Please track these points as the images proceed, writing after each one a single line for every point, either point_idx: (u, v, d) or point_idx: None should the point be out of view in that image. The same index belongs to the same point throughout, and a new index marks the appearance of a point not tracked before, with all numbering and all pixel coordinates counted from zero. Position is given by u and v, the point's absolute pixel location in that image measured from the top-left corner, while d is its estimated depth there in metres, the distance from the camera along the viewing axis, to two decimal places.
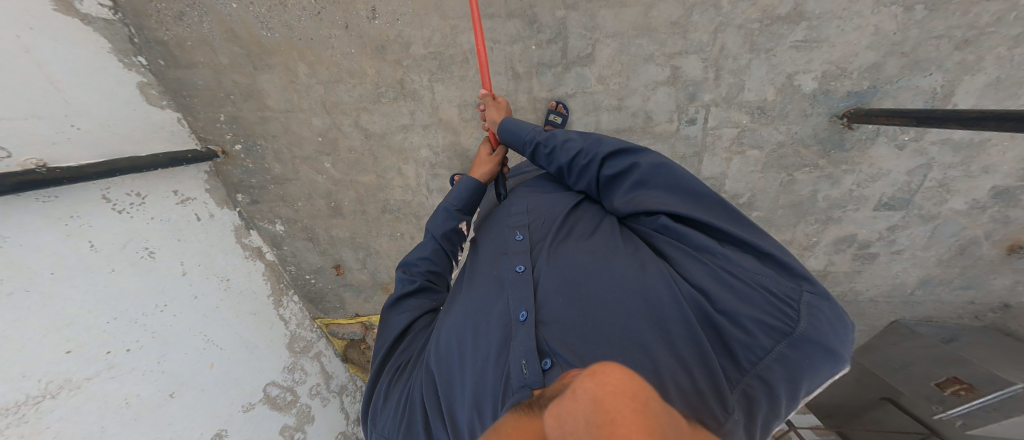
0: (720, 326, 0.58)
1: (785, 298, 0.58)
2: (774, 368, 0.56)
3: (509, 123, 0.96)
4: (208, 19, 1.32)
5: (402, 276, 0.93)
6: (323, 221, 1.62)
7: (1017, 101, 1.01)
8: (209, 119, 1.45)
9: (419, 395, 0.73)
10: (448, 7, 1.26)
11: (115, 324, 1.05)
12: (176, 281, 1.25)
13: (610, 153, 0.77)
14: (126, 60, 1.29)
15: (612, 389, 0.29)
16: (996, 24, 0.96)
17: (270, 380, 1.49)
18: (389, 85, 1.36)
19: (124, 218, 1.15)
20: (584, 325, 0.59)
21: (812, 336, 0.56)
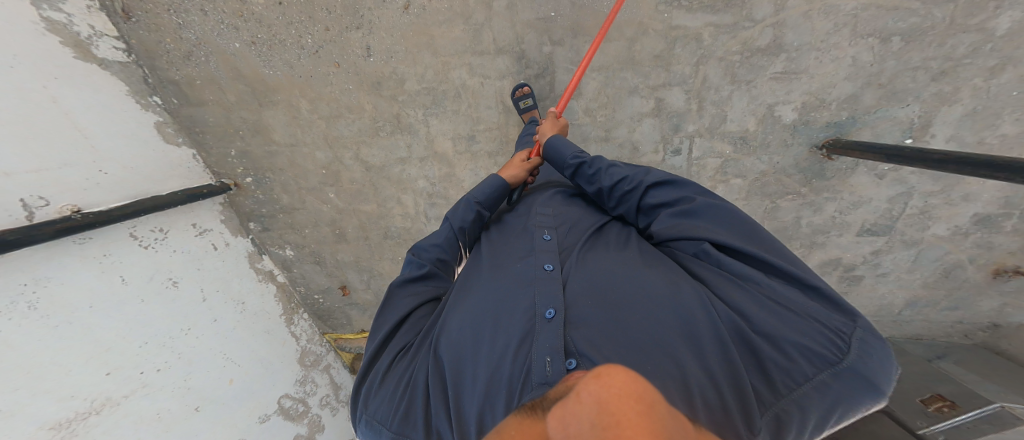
0: (758, 348, 0.55)
1: (833, 328, 0.54)
2: (811, 394, 0.52)
3: (556, 140, 0.99)
4: (213, 59, 1.41)
5: (410, 259, 0.87)
6: (329, 246, 1.71)
7: (994, 131, 1.05)
8: (221, 154, 1.54)
9: (424, 382, 0.66)
10: (439, 44, 1.33)
11: (147, 348, 1.15)
12: (197, 307, 1.34)
13: (655, 183, 0.80)
14: (143, 100, 1.37)
15: (617, 391, 0.30)
16: (971, 55, 1.02)
17: (283, 393, 1.58)
18: (386, 119, 1.43)
19: (150, 253, 1.25)
20: (616, 332, 0.56)
21: (861, 369, 0.51)
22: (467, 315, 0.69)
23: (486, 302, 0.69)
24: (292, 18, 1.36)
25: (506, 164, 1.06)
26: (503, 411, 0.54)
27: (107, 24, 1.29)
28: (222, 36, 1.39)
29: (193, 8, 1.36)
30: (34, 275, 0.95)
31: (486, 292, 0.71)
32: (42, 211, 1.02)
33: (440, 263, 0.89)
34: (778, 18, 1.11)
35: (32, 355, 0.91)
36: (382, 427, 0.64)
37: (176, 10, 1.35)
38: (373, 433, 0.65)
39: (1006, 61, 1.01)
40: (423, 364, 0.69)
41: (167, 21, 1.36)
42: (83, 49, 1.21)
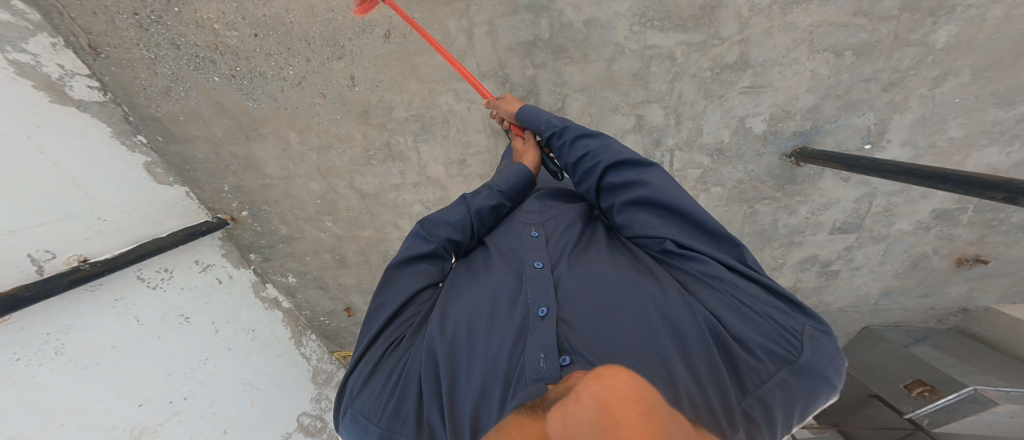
0: (728, 348, 0.59)
1: (791, 330, 0.60)
2: (776, 393, 0.56)
3: (530, 110, 1.09)
4: (195, 94, 1.38)
5: (421, 235, 0.83)
6: (331, 271, 1.77)
7: (941, 134, 1.26)
8: (214, 190, 1.55)
9: (418, 372, 0.65)
10: (424, 72, 1.35)
11: (172, 378, 1.21)
12: (211, 338, 1.39)
13: (618, 162, 0.83)
14: (128, 141, 1.36)
15: (617, 392, 0.30)
16: (915, 67, 1.21)
17: (302, 411, 1.66)
18: (377, 148, 1.46)
19: (159, 292, 1.28)
20: (606, 331, 0.60)
21: (817, 367, 0.57)
22: (461, 311, 0.70)
23: (480, 299, 0.71)
24: (270, 50, 1.33)
25: (515, 152, 1.10)
26: (498, 410, 0.55)
27: (77, 61, 1.26)
28: (198, 69, 1.35)
29: (164, 41, 1.31)
30: (55, 323, 1.00)
31: (480, 290, 0.73)
32: (51, 264, 1.05)
33: (449, 243, 0.85)
34: (743, 36, 1.26)
35: (71, 397, 0.97)
36: (369, 420, 0.63)
37: (147, 44, 1.31)
38: (359, 428, 0.64)
39: (947, 71, 1.20)
40: (415, 357, 0.68)
41: (140, 56, 1.31)
42: (59, 92, 1.18)
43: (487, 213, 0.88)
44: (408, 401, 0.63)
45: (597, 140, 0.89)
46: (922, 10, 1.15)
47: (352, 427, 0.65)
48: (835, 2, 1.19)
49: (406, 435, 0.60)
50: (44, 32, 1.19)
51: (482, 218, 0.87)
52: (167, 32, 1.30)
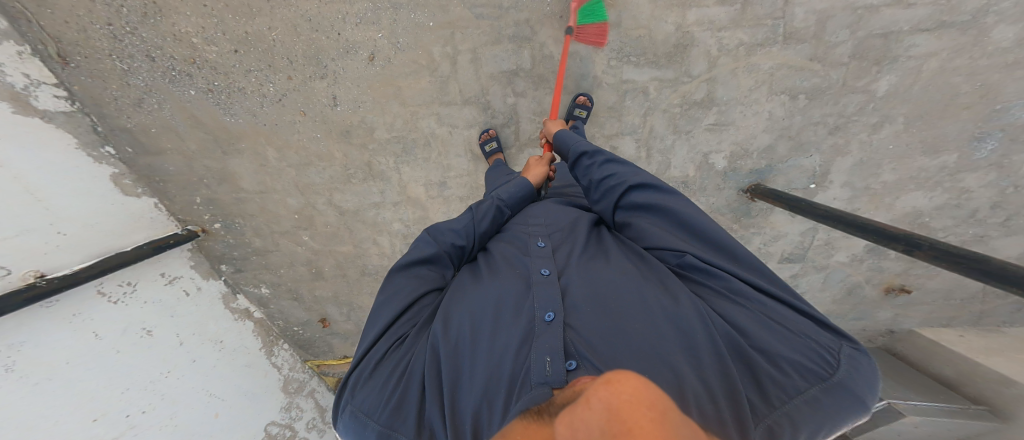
0: (753, 361, 0.56)
1: (822, 347, 0.56)
2: (806, 411, 0.52)
3: (563, 133, 1.07)
4: (168, 107, 1.36)
5: (426, 239, 0.83)
6: (306, 284, 1.80)
7: (875, 177, 1.41)
8: (186, 202, 1.51)
9: (419, 371, 0.65)
10: (407, 95, 1.37)
11: (128, 394, 1.17)
12: (175, 351, 1.35)
13: (640, 184, 0.82)
14: (95, 152, 1.30)
15: (628, 398, 0.31)
16: (857, 114, 1.35)
17: (270, 420, 1.62)
18: (357, 167, 1.47)
19: (120, 307, 1.25)
20: (619, 341, 0.59)
21: (851, 386, 0.53)
22: (467, 312, 0.70)
23: (484, 304, 0.71)
24: (250, 66, 1.33)
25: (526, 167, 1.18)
26: (502, 413, 0.55)
27: (43, 70, 1.21)
28: (174, 82, 1.34)
29: (139, 53, 1.30)
30: (9, 341, 0.97)
31: (484, 295, 0.72)
32: (5, 280, 1.00)
33: (454, 249, 0.85)
34: (711, 75, 1.37)
35: (20, 416, 0.93)
36: (369, 416, 0.61)
37: (119, 55, 1.29)
38: (357, 424, 0.62)
39: (884, 119, 1.34)
40: (417, 357, 0.67)
41: (110, 66, 1.29)
42: (21, 100, 1.13)
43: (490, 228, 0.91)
44: (409, 401, 0.62)
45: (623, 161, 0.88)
46: (868, 60, 1.30)
47: (350, 423, 0.63)
48: (794, 48, 1.31)
49: (406, 434, 0.58)
50: (11, 40, 1.16)
51: (483, 225, 0.89)
52: (141, 43, 1.29)
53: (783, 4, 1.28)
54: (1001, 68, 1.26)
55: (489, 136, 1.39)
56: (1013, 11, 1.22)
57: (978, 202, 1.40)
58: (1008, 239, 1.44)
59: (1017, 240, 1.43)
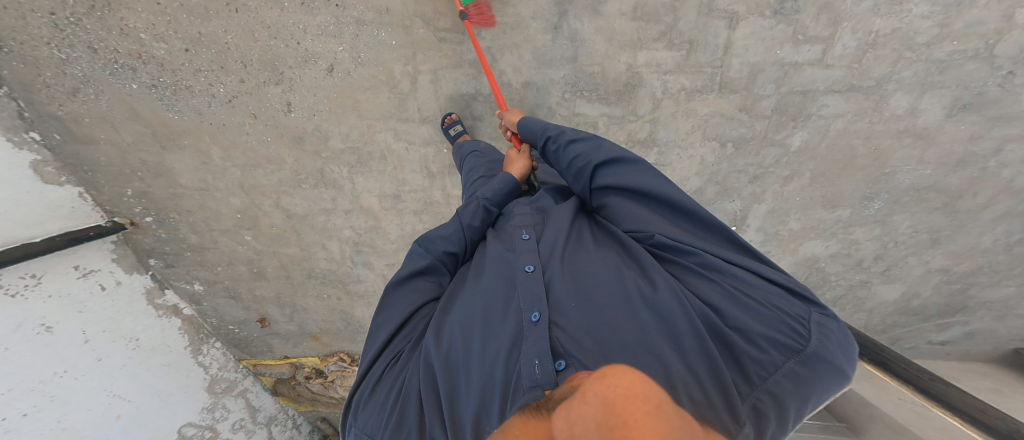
0: (731, 340, 0.57)
1: (798, 317, 0.58)
2: (783, 384, 0.54)
3: (528, 121, 1.11)
4: (105, 98, 1.32)
5: (417, 251, 0.88)
6: (246, 283, 1.76)
7: (784, 225, 1.66)
8: (115, 193, 1.44)
9: (416, 386, 0.65)
10: (364, 108, 1.42)
11: (11, 394, 1.11)
12: (76, 349, 1.30)
13: (607, 164, 0.84)
14: (17, 137, 1.24)
15: (623, 392, 0.33)
16: (774, 165, 1.54)
17: (188, 421, 1.61)
18: (309, 173, 1.49)
19: (19, 301, 1.17)
20: (600, 333, 0.60)
21: (825, 355, 0.55)
22: (460, 321, 0.72)
23: (473, 309, 0.72)
24: (200, 65, 1.33)
25: (507, 160, 1.16)
26: (497, 418, 0.54)
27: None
28: (115, 75, 1.31)
29: (80, 43, 1.25)
30: None
31: (476, 299, 0.74)
32: None
33: (446, 256, 0.89)
34: (654, 116, 1.51)
35: None
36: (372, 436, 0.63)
37: (58, 43, 1.24)
38: None
39: (795, 173, 1.55)
40: (414, 373, 0.68)
41: (47, 54, 1.24)
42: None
43: (481, 227, 0.93)
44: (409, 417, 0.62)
45: (588, 141, 0.91)
46: (786, 116, 1.47)
47: None
48: (727, 98, 1.47)
49: None
50: None
51: (476, 230, 0.93)
52: (85, 35, 1.25)
53: (722, 55, 1.42)
54: (894, 134, 1.45)
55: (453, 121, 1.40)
56: (910, 81, 1.38)
57: (865, 252, 1.68)
58: (885, 285, 1.73)
59: (893, 287, 1.72)
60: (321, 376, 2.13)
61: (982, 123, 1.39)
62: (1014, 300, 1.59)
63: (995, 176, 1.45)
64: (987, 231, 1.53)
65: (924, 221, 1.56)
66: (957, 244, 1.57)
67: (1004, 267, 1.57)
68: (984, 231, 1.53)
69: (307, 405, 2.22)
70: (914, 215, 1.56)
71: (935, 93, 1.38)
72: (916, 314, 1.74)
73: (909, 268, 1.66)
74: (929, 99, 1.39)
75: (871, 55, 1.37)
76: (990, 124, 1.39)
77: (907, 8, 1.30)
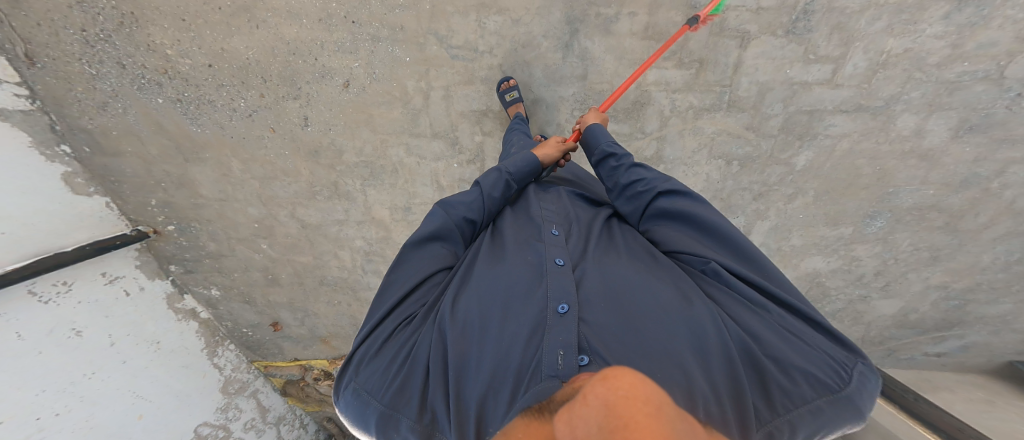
0: (764, 368, 0.57)
1: (840, 363, 0.58)
2: (805, 417, 0.55)
3: (597, 127, 1.09)
4: (132, 112, 1.38)
5: (438, 212, 0.85)
6: (260, 288, 1.81)
7: (785, 241, 1.65)
8: (140, 203, 1.52)
9: (425, 357, 0.66)
10: (378, 123, 1.46)
11: (44, 394, 1.18)
12: (103, 352, 1.37)
13: (667, 191, 0.84)
14: (49, 151, 1.31)
15: (623, 393, 0.33)
16: (778, 184, 1.55)
17: (202, 421, 1.67)
18: (323, 186, 1.54)
19: (50, 307, 1.25)
20: (630, 339, 0.60)
21: (856, 399, 0.56)
22: (477, 298, 0.71)
23: (495, 289, 0.72)
24: (222, 81, 1.38)
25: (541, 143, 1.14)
26: (508, 403, 0.57)
27: (7, 68, 1.23)
28: (142, 90, 1.36)
29: (109, 60, 1.32)
30: None
31: (499, 280, 0.73)
32: None
33: (463, 223, 0.87)
34: (661, 133, 1.52)
35: None
36: (373, 397, 0.64)
37: (89, 60, 1.30)
38: (360, 403, 0.65)
39: (799, 191, 1.56)
40: (425, 339, 0.68)
41: (78, 69, 1.30)
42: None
43: (498, 199, 0.93)
44: (414, 384, 0.64)
45: (658, 171, 0.90)
46: (793, 135, 1.48)
47: (353, 401, 0.66)
48: (735, 116, 1.48)
49: (410, 418, 0.61)
50: None
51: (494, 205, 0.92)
52: (114, 51, 1.31)
53: (732, 73, 1.43)
54: (898, 155, 1.45)
55: (513, 86, 1.39)
56: (918, 102, 1.38)
57: (865, 268, 1.67)
58: (884, 300, 1.71)
59: (891, 302, 1.71)
60: (330, 379, 2.18)
61: (986, 145, 1.40)
62: (1010, 316, 1.59)
63: (997, 197, 1.45)
64: (987, 251, 1.53)
65: (926, 240, 1.56)
66: (957, 262, 1.58)
67: (1002, 285, 1.57)
68: (983, 250, 1.54)
69: (315, 405, 2.28)
70: (915, 235, 1.56)
71: (942, 114, 1.38)
72: (914, 327, 1.72)
73: (909, 284, 1.65)
74: (935, 120, 1.39)
75: (881, 75, 1.37)
76: (994, 146, 1.39)
77: (921, 28, 1.30)
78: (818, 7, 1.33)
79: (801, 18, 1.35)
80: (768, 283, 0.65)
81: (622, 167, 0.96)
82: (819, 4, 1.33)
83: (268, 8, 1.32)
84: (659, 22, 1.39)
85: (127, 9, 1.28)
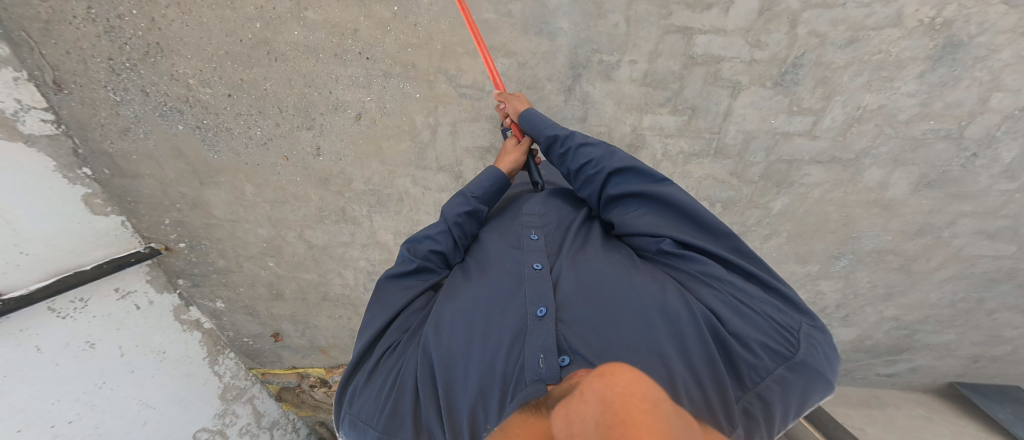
0: (730, 346, 0.66)
1: (787, 327, 0.69)
2: (773, 388, 0.64)
3: (535, 115, 1.18)
4: (153, 137, 1.45)
5: (405, 252, 0.93)
6: (264, 302, 1.89)
7: None
8: (154, 222, 1.59)
9: (412, 378, 0.74)
10: (387, 155, 1.55)
11: (59, 404, 1.24)
12: (114, 362, 1.43)
13: (617, 169, 0.93)
14: (71, 174, 1.38)
15: (619, 390, 0.34)
16: (756, 224, 1.69)
17: (201, 427, 1.73)
18: (331, 210, 1.63)
19: (68, 321, 1.31)
20: (609, 334, 0.67)
21: (810, 362, 0.66)
22: (459, 314, 0.79)
23: (477, 303, 0.79)
24: (240, 110, 1.45)
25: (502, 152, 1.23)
26: (498, 413, 0.61)
27: (36, 94, 1.30)
28: (164, 117, 1.43)
29: (134, 87, 1.38)
30: None
31: (477, 293, 0.81)
32: None
33: (432, 255, 0.94)
34: None
35: None
36: (371, 421, 0.71)
37: (114, 87, 1.37)
38: (359, 430, 0.72)
39: (773, 232, 1.69)
40: (412, 362, 0.77)
41: (104, 96, 1.37)
42: (9, 127, 1.21)
43: (463, 221, 0.98)
44: (404, 404, 0.70)
45: (602, 147, 0.99)
46: (771, 181, 1.61)
47: (352, 429, 0.74)
48: (721, 162, 1.61)
49: (406, 437, 0.67)
50: (9, 67, 1.23)
51: (461, 227, 0.98)
52: (139, 79, 1.38)
53: (722, 121, 1.55)
54: (863, 204, 1.59)
55: None
56: (886, 156, 1.50)
57: (828, 301, 1.81)
58: (843, 328, 1.88)
59: (850, 330, 1.88)
60: (325, 386, 2.25)
61: (942, 199, 1.54)
62: (952, 344, 1.81)
63: (947, 244, 1.61)
64: (936, 289, 1.70)
65: (882, 278, 1.71)
66: (909, 299, 1.74)
67: (947, 318, 1.76)
68: (932, 289, 1.70)
69: (309, 410, 2.34)
70: (873, 273, 1.71)
71: (905, 169, 1.51)
72: (869, 352, 1.92)
73: (865, 315, 1.83)
74: (899, 174, 1.52)
75: (856, 129, 1.49)
76: (948, 200, 1.54)
77: (896, 86, 1.42)
78: (806, 62, 1.44)
79: (790, 71, 1.46)
80: (723, 257, 0.77)
81: (570, 150, 1.05)
82: (807, 59, 1.44)
83: (287, 42, 1.39)
84: (659, 70, 1.50)
85: (153, 39, 1.35)
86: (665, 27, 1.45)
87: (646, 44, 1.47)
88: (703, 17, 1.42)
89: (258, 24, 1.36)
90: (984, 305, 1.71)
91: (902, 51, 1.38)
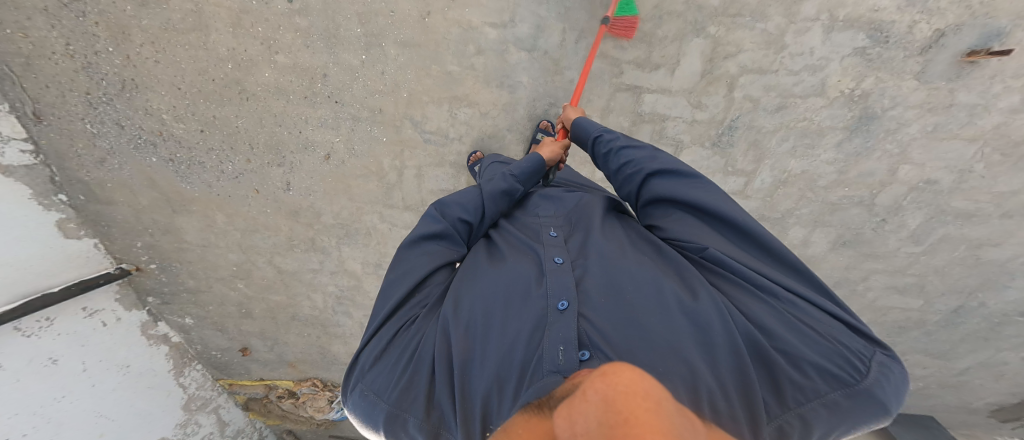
0: (773, 361, 0.58)
1: (855, 353, 0.58)
2: (821, 414, 0.56)
3: (584, 121, 1.16)
4: (128, 167, 1.54)
5: (434, 216, 0.90)
6: (233, 320, 1.97)
7: None
8: (126, 245, 1.67)
9: (430, 351, 0.70)
10: (355, 193, 1.67)
11: (16, 418, 1.31)
12: (75, 378, 1.49)
13: (663, 174, 0.87)
14: (47, 201, 1.44)
15: (622, 390, 0.39)
16: None
17: (159, 437, 1.79)
18: (301, 240, 1.75)
19: (32, 340, 1.37)
20: (630, 333, 0.61)
21: (874, 393, 0.55)
22: (477, 299, 0.75)
23: (495, 290, 0.75)
24: (212, 145, 1.54)
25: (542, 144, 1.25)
26: (512, 399, 0.59)
27: (16, 126, 1.35)
28: (138, 149, 1.52)
29: (110, 120, 1.46)
30: None
31: (495, 279, 0.78)
32: None
33: (460, 224, 0.92)
34: None
35: None
36: (381, 394, 0.67)
37: (91, 120, 1.45)
38: (369, 402, 0.67)
39: None
40: (429, 339, 0.72)
41: (81, 128, 1.44)
42: None
43: (498, 198, 0.99)
44: (419, 381, 0.67)
45: (646, 150, 0.94)
46: None
47: (362, 400, 0.69)
48: None
49: (418, 415, 0.64)
50: None
51: (494, 203, 0.98)
52: (115, 113, 1.46)
53: None
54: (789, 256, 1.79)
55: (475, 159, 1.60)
56: (807, 217, 1.71)
57: None
58: None
59: None
60: (293, 397, 2.30)
61: (856, 257, 1.75)
62: None
63: (861, 295, 1.83)
64: None
65: None
66: None
67: None
68: None
69: (275, 419, 2.37)
70: None
71: (824, 229, 1.72)
72: None
73: None
74: (819, 233, 1.73)
75: (782, 191, 1.68)
76: (862, 258, 1.75)
77: (816, 154, 1.59)
78: (741, 125, 1.60)
79: (726, 132, 1.62)
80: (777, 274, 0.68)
81: (614, 151, 1.00)
82: (741, 122, 1.59)
83: (258, 83, 1.49)
84: (611, 125, 1.65)
85: (128, 76, 1.43)
86: (617, 84, 1.59)
87: (600, 99, 1.61)
88: (651, 77, 1.57)
89: (230, 65, 1.45)
90: (896, 347, 1.92)
91: (824, 119, 1.54)
